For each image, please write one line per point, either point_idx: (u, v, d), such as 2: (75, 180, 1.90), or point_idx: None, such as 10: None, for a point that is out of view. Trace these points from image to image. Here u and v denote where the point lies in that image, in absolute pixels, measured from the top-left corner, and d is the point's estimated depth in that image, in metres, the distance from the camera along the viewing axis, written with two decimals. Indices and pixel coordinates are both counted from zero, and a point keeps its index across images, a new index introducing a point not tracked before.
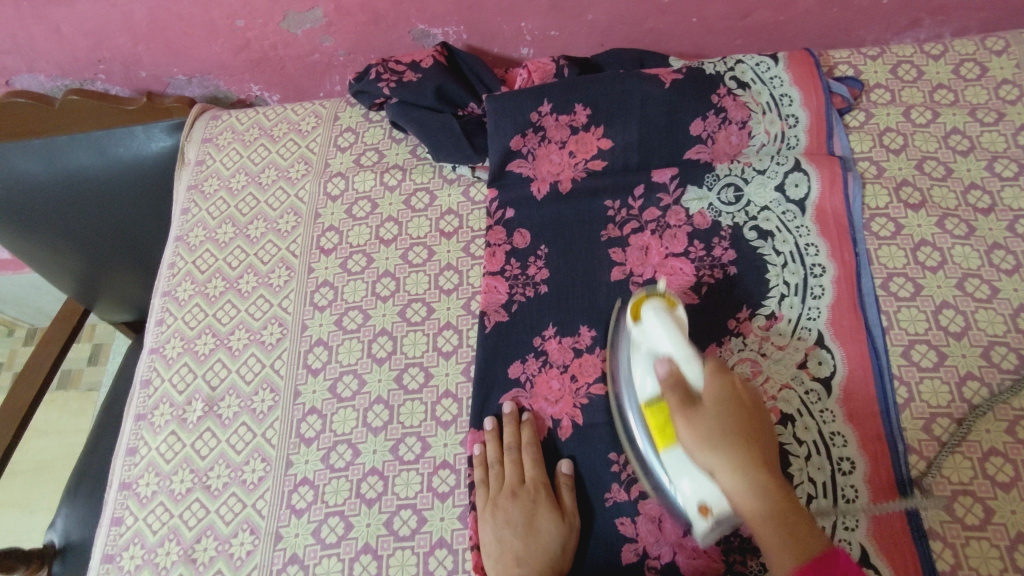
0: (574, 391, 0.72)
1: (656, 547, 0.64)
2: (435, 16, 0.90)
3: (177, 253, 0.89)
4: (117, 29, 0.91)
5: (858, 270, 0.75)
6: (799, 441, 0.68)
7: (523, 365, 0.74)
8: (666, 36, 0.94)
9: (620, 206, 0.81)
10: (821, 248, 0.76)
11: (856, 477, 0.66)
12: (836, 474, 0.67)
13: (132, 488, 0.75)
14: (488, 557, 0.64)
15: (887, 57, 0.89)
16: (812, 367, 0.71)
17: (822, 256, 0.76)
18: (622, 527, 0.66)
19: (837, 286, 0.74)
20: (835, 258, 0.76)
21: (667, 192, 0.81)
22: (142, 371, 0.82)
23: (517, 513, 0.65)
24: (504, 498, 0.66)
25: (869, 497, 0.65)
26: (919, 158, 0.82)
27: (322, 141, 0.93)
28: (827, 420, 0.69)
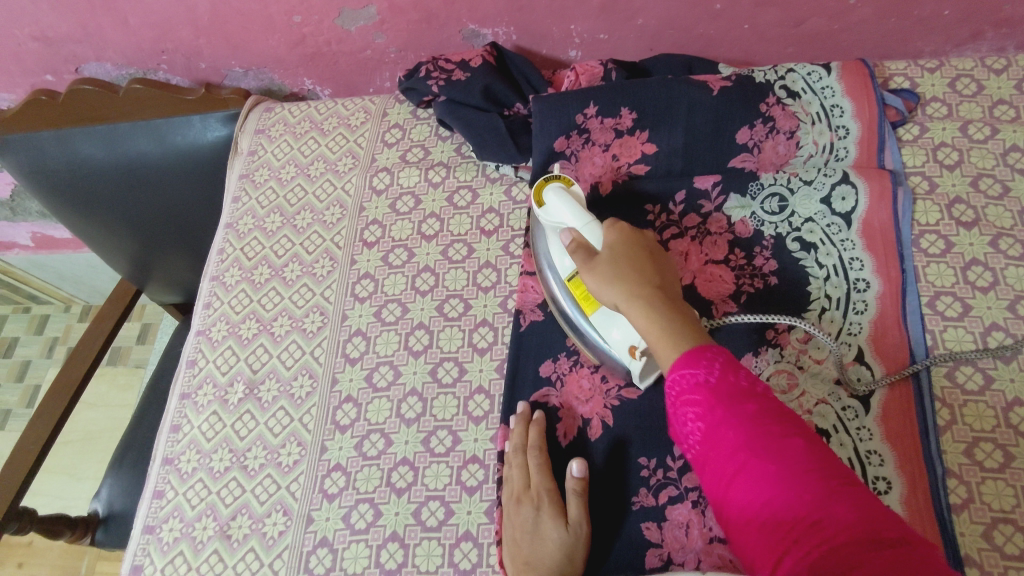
0: (605, 392, 0.72)
1: (682, 554, 0.64)
2: (486, 16, 0.91)
3: (226, 239, 0.92)
4: (181, 22, 0.95)
5: (904, 287, 0.74)
6: None
7: (555, 363, 0.75)
8: (716, 42, 0.94)
9: (660, 212, 0.81)
10: (866, 263, 0.75)
11: (892, 497, 0.65)
12: (871, 493, 0.65)
13: (174, 463, 0.78)
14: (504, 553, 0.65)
15: (946, 69, 0.87)
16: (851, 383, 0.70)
17: (867, 271, 0.75)
18: (648, 531, 0.65)
19: (881, 302, 0.73)
20: (881, 274, 0.74)
21: (708, 199, 0.81)
22: (188, 351, 0.85)
23: (523, 517, 0.65)
24: (512, 503, 0.67)
25: (905, 519, 0.63)
26: (974, 175, 0.80)
27: (370, 136, 0.95)
28: (864, 438, 0.68)
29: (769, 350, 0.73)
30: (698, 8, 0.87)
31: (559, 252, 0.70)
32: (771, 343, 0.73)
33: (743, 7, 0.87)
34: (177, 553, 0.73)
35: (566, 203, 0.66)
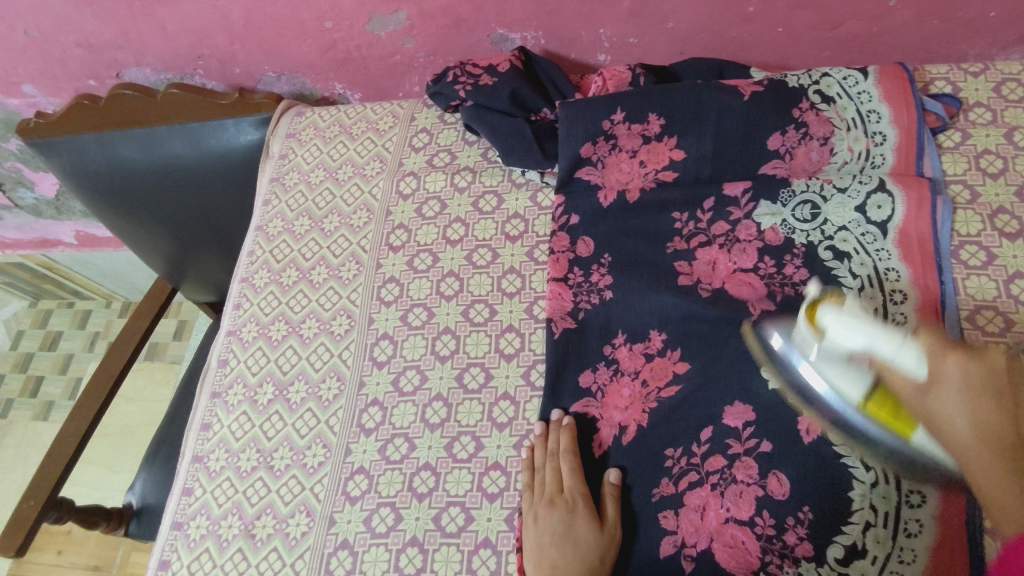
0: (644, 397, 0.72)
1: (695, 536, 0.64)
2: (515, 21, 0.91)
3: (256, 242, 0.94)
4: (216, 28, 0.97)
5: (943, 300, 0.70)
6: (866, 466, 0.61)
7: (594, 374, 0.75)
8: (750, 45, 0.92)
9: (687, 219, 0.80)
10: (903, 274, 0.72)
11: (925, 510, 0.60)
12: (904, 504, 0.60)
13: (204, 461, 0.80)
14: (531, 557, 0.65)
15: (991, 74, 0.83)
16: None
17: (904, 282, 0.72)
18: (665, 519, 0.66)
19: (919, 316, 0.70)
20: (919, 286, 0.71)
21: (737, 206, 0.78)
22: (219, 350, 0.87)
23: (555, 524, 0.65)
24: (543, 509, 0.66)
25: (936, 533, 0.59)
26: (1019, 185, 0.76)
27: (398, 140, 0.95)
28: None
29: None
30: (730, 11, 0.86)
31: (849, 374, 0.58)
32: None
33: (777, 9, 0.85)
34: (203, 550, 0.74)
35: (855, 322, 0.55)
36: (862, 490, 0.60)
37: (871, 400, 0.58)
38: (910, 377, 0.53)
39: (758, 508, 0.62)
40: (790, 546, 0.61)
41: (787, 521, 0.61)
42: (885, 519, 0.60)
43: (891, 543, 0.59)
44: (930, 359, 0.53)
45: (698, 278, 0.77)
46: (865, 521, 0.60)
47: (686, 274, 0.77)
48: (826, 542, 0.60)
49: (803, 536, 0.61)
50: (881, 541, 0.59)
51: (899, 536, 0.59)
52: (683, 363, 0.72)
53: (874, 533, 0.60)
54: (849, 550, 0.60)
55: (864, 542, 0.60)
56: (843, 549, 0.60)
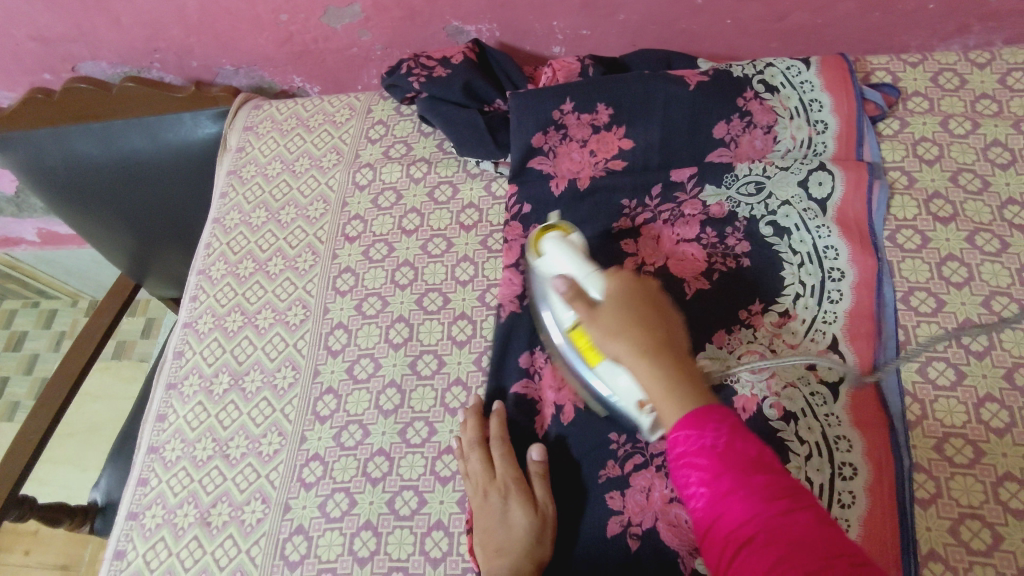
0: None
1: (640, 515, 0.66)
2: (469, 13, 0.92)
3: (213, 234, 0.94)
4: (170, 21, 0.97)
5: (881, 278, 0.73)
6: (800, 440, 0.66)
7: (532, 356, 0.76)
8: (700, 37, 0.94)
9: (637, 205, 0.81)
10: (842, 251, 0.75)
11: (856, 482, 0.64)
12: (836, 476, 0.65)
13: (159, 451, 0.80)
14: (476, 544, 0.66)
15: (929, 64, 0.86)
16: (822, 371, 0.70)
17: (843, 259, 0.74)
18: (611, 500, 0.67)
19: (857, 292, 0.73)
20: (855, 263, 0.74)
21: (683, 191, 0.81)
22: (176, 342, 0.87)
23: (494, 509, 0.67)
24: (481, 497, 0.68)
25: (867, 505, 0.64)
26: (954, 170, 0.79)
27: (355, 132, 0.96)
28: (832, 424, 0.67)
29: (743, 330, 0.73)
30: (678, 3, 0.88)
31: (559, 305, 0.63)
32: (744, 323, 0.73)
33: (723, 1, 0.87)
34: (158, 539, 0.74)
35: (569, 256, 0.63)
36: (798, 464, 0.66)
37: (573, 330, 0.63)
38: (587, 298, 0.58)
39: None
40: None
41: None
42: (820, 491, 0.64)
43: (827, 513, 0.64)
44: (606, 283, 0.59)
45: (642, 260, 0.78)
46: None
47: (631, 256, 0.79)
48: None
49: None
50: None
51: (833, 507, 0.64)
52: None
53: None
54: None
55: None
56: None
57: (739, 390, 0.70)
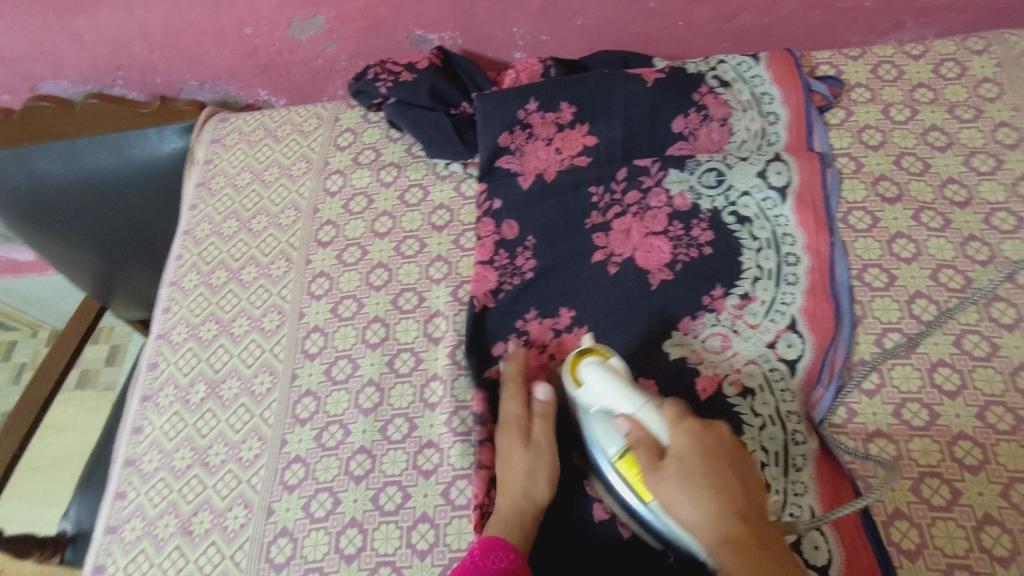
0: (550, 369, 0.76)
1: None
2: (431, 22, 0.95)
3: (184, 246, 0.93)
4: (134, 37, 0.97)
5: (832, 260, 0.77)
6: (755, 413, 0.70)
7: (505, 346, 0.78)
8: (654, 39, 0.98)
9: (603, 192, 0.84)
10: (798, 238, 0.78)
11: (807, 448, 0.69)
12: (789, 443, 0.69)
13: (136, 464, 0.79)
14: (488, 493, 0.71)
15: (868, 57, 0.92)
16: (780, 349, 0.73)
17: (798, 247, 0.78)
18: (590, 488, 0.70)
19: (811, 276, 0.76)
20: (811, 249, 0.77)
21: (649, 174, 0.84)
22: (149, 355, 0.86)
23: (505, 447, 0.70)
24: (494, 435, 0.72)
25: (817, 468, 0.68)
26: (897, 154, 0.84)
27: (323, 141, 0.97)
28: (786, 399, 0.71)
29: (706, 314, 0.76)
30: (632, 7, 0.92)
31: (601, 433, 0.65)
32: (708, 308, 0.76)
33: (675, 4, 0.91)
34: (139, 551, 0.74)
35: (609, 381, 0.64)
36: (752, 434, 0.69)
37: (620, 459, 0.63)
38: (651, 441, 0.60)
39: None
40: None
41: None
42: (777, 459, 0.68)
43: (785, 479, 0.67)
44: (667, 427, 0.60)
45: (611, 251, 0.81)
46: (761, 461, 0.68)
47: (601, 247, 0.81)
48: None
49: None
50: (775, 477, 0.67)
51: (791, 471, 0.67)
52: (591, 339, 0.77)
53: (770, 472, 0.67)
54: None
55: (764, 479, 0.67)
56: None
57: (701, 370, 0.73)
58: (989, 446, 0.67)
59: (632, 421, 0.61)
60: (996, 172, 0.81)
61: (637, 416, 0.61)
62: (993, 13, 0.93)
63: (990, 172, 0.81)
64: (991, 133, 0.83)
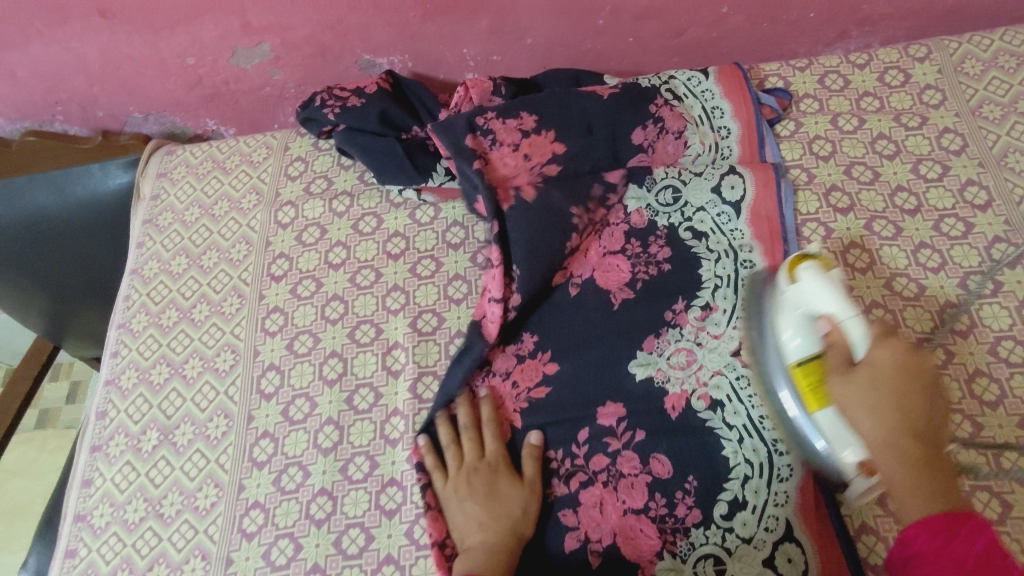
0: (514, 397, 0.75)
1: (597, 531, 0.67)
2: (379, 46, 0.93)
3: (131, 286, 0.90)
4: (71, 71, 0.94)
5: None
6: (729, 426, 0.70)
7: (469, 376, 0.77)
8: (606, 56, 0.98)
9: (581, 211, 0.80)
10: (755, 248, 0.78)
11: (791, 457, 0.68)
12: (772, 453, 0.68)
13: (87, 519, 0.76)
14: (455, 531, 0.67)
15: (815, 68, 0.93)
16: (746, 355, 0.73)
17: (754, 253, 0.78)
18: (565, 517, 0.69)
19: None
20: (768, 258, 0.78)
21: (615, 192, 0.82)
22: (97, 403, 0.83)
23: (477, 484, 0.69)
24: (460, 478, 0.70)
25: (801, 477, 0.67)
26: (848, 164, 0.85)
27: (273, 171, 0.95)
28: (755, 406, 0.71)
29: (670, 330, 0.76)
30: (581, 25, 0.91)
31: (797, 332, 0.63)
32: (671, 324, 0.76)
33: (624, 21, 0.91)
34: None
35: (827, 288, 0.60)
36: (733, 448, 0.69)
37: (806, 363, 0.62)
38: (845, 351, 0.58)
39: (650, 493, 0.68)
40: (681, 520, 0.67)
41: (676, 496, 0.68)
42: (760, 471, 0.68)
43: (767, 491, 0.67)
44: (869, 341, 0.58)
45: (571, 273, 0.80)
46: (743, 475, 0.68)
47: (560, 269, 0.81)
48: (712, 502, 0.67)
49: (692, 504, 0.67)
50: (756, 490, 0.67)
51: (773, 483, 0.67)
52: (554, 364, 0.76)
53: (752, 484, 0.67)
54: (731, 504, 0.67)
55: (743, 495, 0.67)
56: (727, 505, 0.67)
57: (668, 389, 0.73)
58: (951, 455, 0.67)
59: (835, 326, 0.59)
60: (943, 178, 0.82)
61: (839, 322, 0.59)
62: (933, 21, 0.95)
63: (937, 179, 0.82)
64: (936, 140, 0.85)
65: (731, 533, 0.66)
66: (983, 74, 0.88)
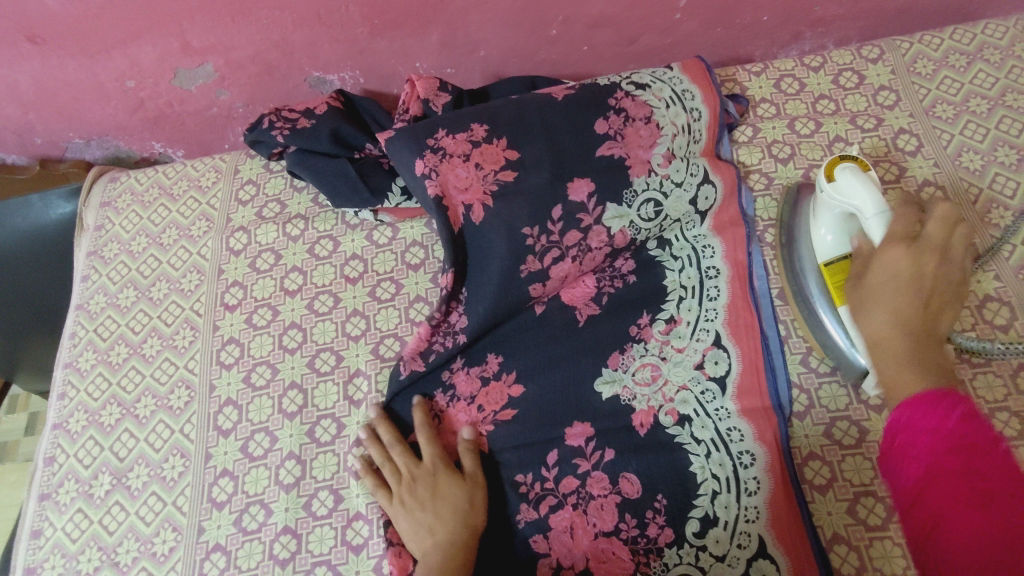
0: (481, 421, 0.73)
1: (569, 557, 0.66)
2: (328, 63, 0.91)
3: (77, 322, 0.86)
4: (2, 99, 0.90)
5: (751, 270, 0.77)
6: (697, 441, 0.69)
7: (433, 401, 0.75)
8: (561, 65, 0.96)
9: (539, 235, 0.74)
10: (717, 250, 0.78)
11: (756, 468, 0.67)
12: (738, 469, 0.67)
13: (37, 572, 0.72)
14: (407, 540, 0.66)
15: (770, 72, 0.92)
16: (709, 368, 0.72)
17: (717, 256, 0.78)
18: (536, 544, 0.67)
19: (731, 286, 0.76)
20: (733, 261, 0.77)
21: (586, 212, 0.75)
22: (45, 448, 0.79)
23: (421, 488, 0.68)
24: (402, 486, 0.68)
25: (770, 487, 0.66)
26: (806, 167, 0.85)
27: (223, 196, 0.91)
28: (723, 418, 0.70)
29: (635, 345, 0.74)
30: (534, 36, 0.90)
31: (831, 230, 0.71)
32: (636, 339, 0.75)
33: (577, 30, 0.90)
34: None
35: (862, 185, 0.66)
36: (701, 463, 0.68)
37: (835, 262, 0.71)
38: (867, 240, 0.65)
39: (620, 514, 0.67)
40: (653, 540, 0.66)
41: (647, 516, 0.66)
42: (728, 485, 0.67)
43: (738, 505, 0.66)
44: (891, 231, 0.63)
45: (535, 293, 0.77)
46: (712, 491, 0.67)
47: None
48: (683, 521, 0.66)
49: (663, 524, 0.66)
50: (727, 505, 0.66)
51: (742, 497, 0.66)
52: (519, 386, 0.74)
53: (722, 500, 0.66)
54: (702, 522, 0.66)
55: (714, 511, 0.66)
56: (698, 523, 0.66)
57: (635, 407, 0.72)
58: None
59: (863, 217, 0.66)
60: (900, 179, 0.82)
61: (866, 214, 0.65)
62: (885, 20, 0.95)
63: (894, 180, 0.82)
64: (893, 141, 0.85)
65: (704, 551, 0.65)
66: (936, 73, 0.88)
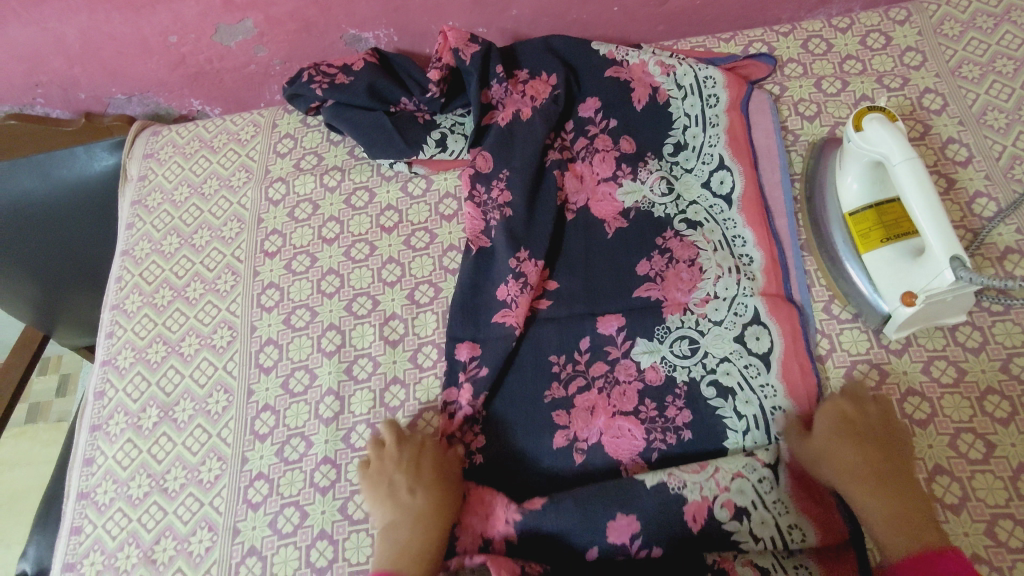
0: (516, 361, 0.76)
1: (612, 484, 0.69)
2: (365, 20, 0.93)
3: (123, 267, 0.90)
4: (51, 53, 0.93)
5: (785, 262, 0.78)
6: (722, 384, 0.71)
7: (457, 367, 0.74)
8: (591, 26, 0.98)
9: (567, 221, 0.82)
10: (749, 237, 0.79)
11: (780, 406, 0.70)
12: (763, 403, 0.70)
13: (90, 496, 0.76)
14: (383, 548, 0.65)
15: (798, 33, 0.94)
16: (751, 344, 0.73)
17: (750, 245, 0.79)
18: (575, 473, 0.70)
19: (766, 274, 0.77)
20: (764, 246, 0.78)
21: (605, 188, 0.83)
22: (95, 383, 0.83)
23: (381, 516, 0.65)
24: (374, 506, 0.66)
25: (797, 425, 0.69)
26: (832, 125, 0.87)
27: (262, 149, 0.94)
28: (767, 396, 0.71)
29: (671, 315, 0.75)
30: None
31: (857, 179, 0.73)
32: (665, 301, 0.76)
33: None
34: None
35: (889, 135, 0.68)
36: (732, 402, 0.71)
37: (860, 213, 0.73)
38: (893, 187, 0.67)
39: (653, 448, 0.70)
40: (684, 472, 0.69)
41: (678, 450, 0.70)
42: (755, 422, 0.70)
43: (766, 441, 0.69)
44: (917, 177, 0.65)
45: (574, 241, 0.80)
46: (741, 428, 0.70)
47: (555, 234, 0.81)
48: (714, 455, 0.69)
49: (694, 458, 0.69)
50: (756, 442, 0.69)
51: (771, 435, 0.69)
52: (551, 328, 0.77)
53: (751, 437, 0.69)
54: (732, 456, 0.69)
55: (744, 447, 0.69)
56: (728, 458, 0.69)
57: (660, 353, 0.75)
58: (936, 399, 0.69)
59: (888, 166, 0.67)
60: (925, 137, 0.84)
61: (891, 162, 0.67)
62: None
63: (919, 138, 0.84)
64: (918, 99, 0.86)
65: None
66: (962, 35, 0.89)
